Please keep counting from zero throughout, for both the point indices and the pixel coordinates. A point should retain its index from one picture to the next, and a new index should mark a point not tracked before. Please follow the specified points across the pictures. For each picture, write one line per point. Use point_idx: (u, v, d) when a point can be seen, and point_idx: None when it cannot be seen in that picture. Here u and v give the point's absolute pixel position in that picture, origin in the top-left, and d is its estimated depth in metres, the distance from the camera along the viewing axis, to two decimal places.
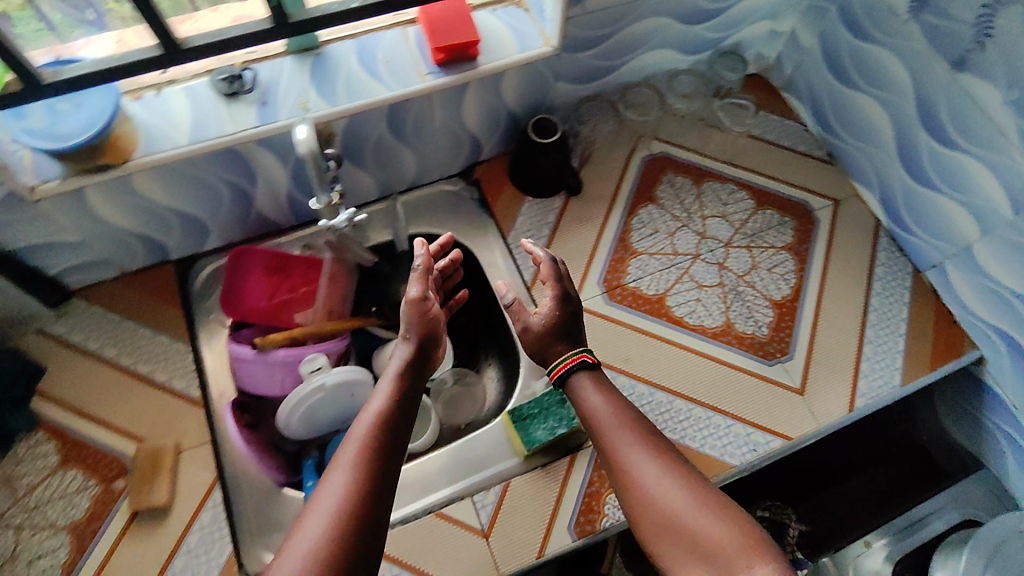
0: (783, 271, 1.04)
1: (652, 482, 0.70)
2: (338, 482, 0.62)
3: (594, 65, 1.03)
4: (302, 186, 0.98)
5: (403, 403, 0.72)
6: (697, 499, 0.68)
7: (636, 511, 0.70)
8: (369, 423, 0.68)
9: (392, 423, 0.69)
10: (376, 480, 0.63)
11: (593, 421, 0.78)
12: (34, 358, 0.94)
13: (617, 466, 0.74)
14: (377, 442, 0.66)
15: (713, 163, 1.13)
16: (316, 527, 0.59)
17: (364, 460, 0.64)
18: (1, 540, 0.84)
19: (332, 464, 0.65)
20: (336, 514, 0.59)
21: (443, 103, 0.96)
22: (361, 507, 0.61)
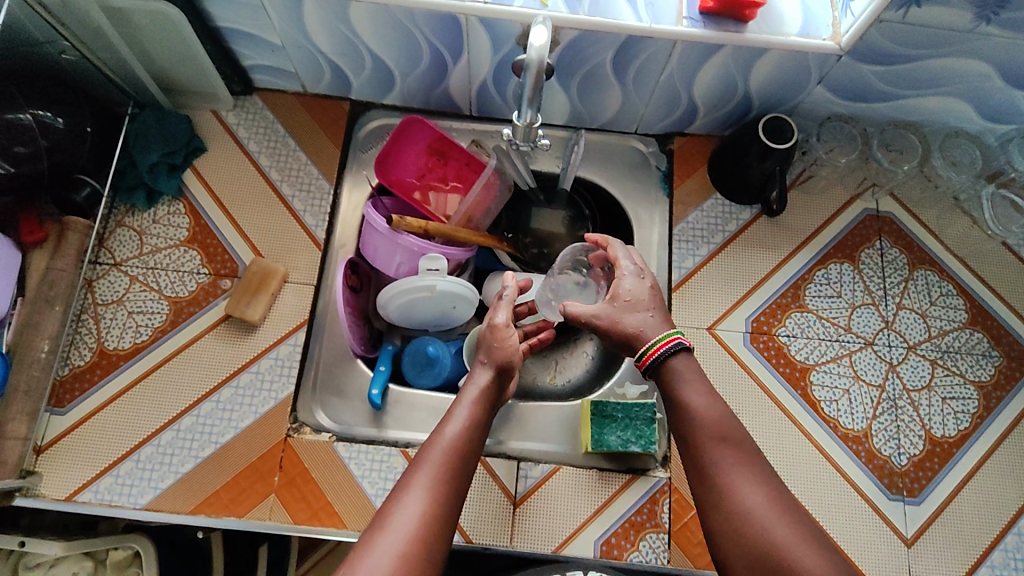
0: (959, 408, 0.87)
1: (753, 506, 0.63)
2: (412, 508, 0.61)
3: (872, 87, 0.83)
4: (498, 83, 0.91)
5: (476, 433, 0.71)
6: (797, 532, 0.61)
7: (726, 532, 0.64)
8: (444, 448, 0.67)
9: (462, 452, 0.68)
10: (445, 514, 0.62)
11: (687, 426, 0.71)
12: (202, 135, 0.97)
13: (710, 480, 0.67)
14: (447, 474, 0.65)
15: (942, 251, 0.94)
16: (390, 548, 0.58)
17: (433, 492, 0.63)
18: (117, 281, 0.90)
19: (405, 483, 0.64)
20: (409, 543, 0.58)
21: (683, 59, 0.81)
22: (431, 540, 0.60)
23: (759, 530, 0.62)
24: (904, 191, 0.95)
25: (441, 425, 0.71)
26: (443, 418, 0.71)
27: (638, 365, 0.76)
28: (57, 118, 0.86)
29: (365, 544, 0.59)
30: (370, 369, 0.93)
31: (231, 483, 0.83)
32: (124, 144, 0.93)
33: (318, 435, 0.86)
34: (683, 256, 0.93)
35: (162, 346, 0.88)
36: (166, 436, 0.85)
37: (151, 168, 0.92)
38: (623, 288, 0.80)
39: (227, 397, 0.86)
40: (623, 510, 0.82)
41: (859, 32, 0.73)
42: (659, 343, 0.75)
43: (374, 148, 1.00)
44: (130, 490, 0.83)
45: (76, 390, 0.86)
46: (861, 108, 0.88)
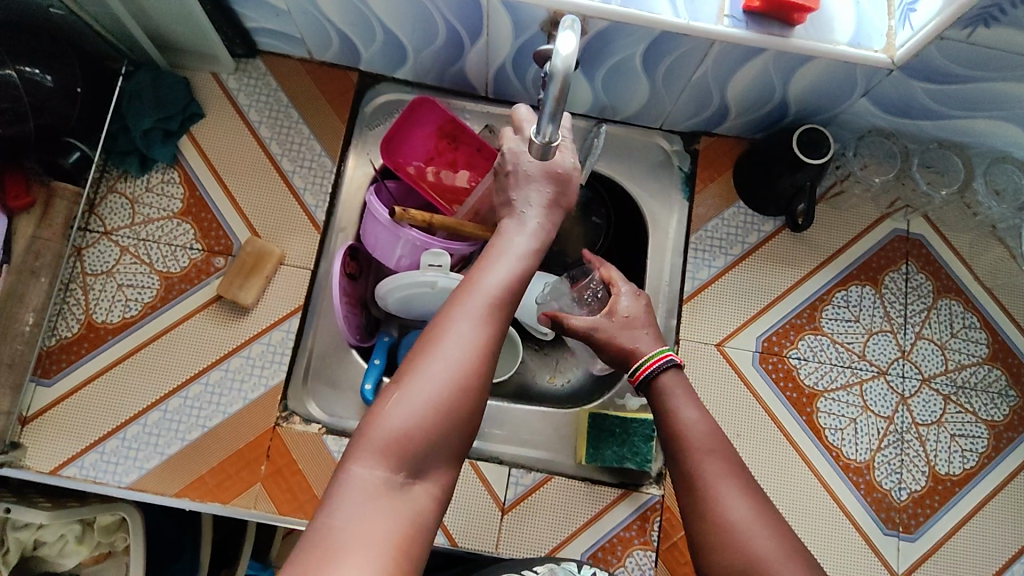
0: (967, 447, 0.84)
1: (734, 519, 0.58)
2: (465, 331, 0.54)
3: (920, 104, 0.77)
4: (518, 67, 0.85)
5: (530, 260, 0.63)
6: (781, 544, 0.56)
7: (707, 550, 0.58)
8: (499, 277, 0.59)
9: (517, 279, 0.60)
10: (496, 348, 0.56)
11: (671, 437, 0.66)
12: (200, 99, 0.91)
13: (695, 491, 0.61)
14: (503, 299, 0.57)
15: (970, 280, 0.89)
16: (438, 375, 0.52)
17: (488, 317, 0.56)
18: (107, 251, 0.87)
19: (458, 302, 0.56)
20: (460, 370, 0.53)
21: (719, 59, 0.75)
22: (485, 367, 0.54)
23: (737, 548, 0.56)
24: (938, 214, 0.90)
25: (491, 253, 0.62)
26: (494, 243, 0.63)
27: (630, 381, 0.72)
28: (45, 75, 0.79)
29: (411, 366, 0.53)
30: (365, 361, 0.91)
31: (217, 469, 0.81)
32: (117, 105, 0.87)
33: (308, 426, 0.84)
34: (697, 266, 0.89)
35: (151, 323, 0.85)
36: (152, 416, 0.83)
37: (145, 134, 0.87)
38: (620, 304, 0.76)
39: (216, 379, 0.84)
40: (611, 525, 0.81)
41: (918, 47, 0.68)
42: (650, 359, 0.71)
43: (381, 126, 0.95)
44: (115, 468, 0.81)
45: (63, 361, 0.83)
46: (905, 124, 0.82)
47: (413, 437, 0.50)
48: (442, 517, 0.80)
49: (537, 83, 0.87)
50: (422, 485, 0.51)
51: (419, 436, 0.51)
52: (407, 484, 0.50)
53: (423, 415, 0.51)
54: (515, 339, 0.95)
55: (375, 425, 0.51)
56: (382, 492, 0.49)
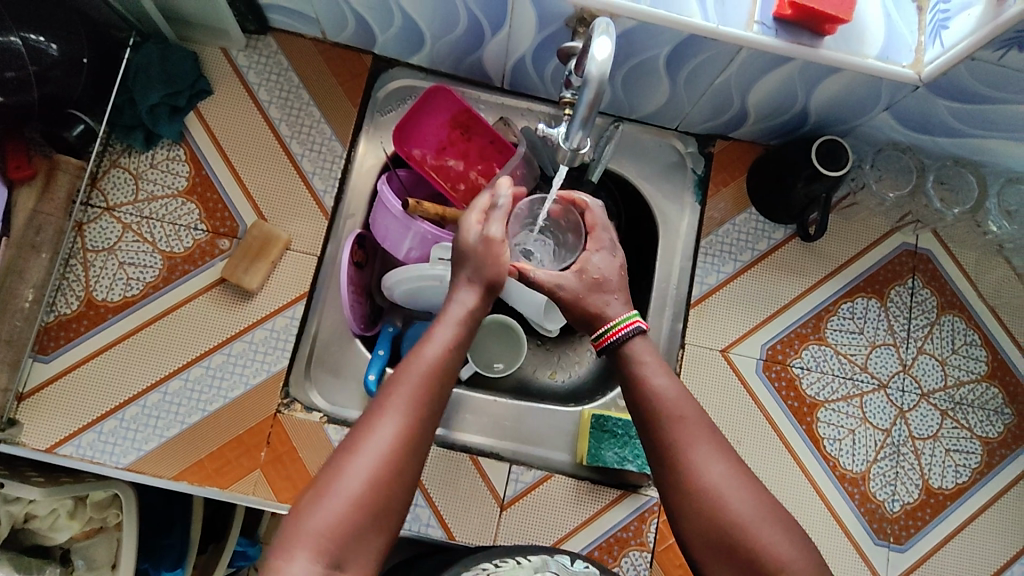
0: (960, 461, 0.86)
1: (718, 485, 0.58)
2: (386, 431, 0.56)
3: (941, 121, 0.77)
4: (537, 60, 0.83)
5: (457, 353, 0.65)
6: (757, 505, 0.58)
7: (686, 513, 0.59)
8: (425, 368, 0.61)
9: (443, 374, 0.62)
10: (420, 441, 0.58)
11: (647, 406, 0.65)
12: (208, 74, 0.89)
13: (676, 458, 0.61)
14: (427, 397, 0.60)
15: (973, 297, 0.90)
16: (358, 476, 0.54)
17: (412, 414, 0.58)
18: (108, 227, 0.85)
19: (378, 405, 0.58)
20: (377, 472, 0.55)
21: (743, 65, 0.74)
22: (405, 464, 0.56)
23: (722, 510, 0.57)
24: (947, 231, 0.90)
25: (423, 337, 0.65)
26: (424, 337, 0.65)
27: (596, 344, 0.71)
28: (50, 44, 0.78)
29: (335, 466, 0.55)
30: (368, 350, 0.90)
31: (216, 454, 0.81)
32: (124, 78, 0.85)
33: (310, 415, 0.84)
34: (707, 270, 0.89)
35: (153, 303, 0.84)
36: (152, 398, 0.82)
37: (152, 109, 0.85)
38: (592, 263, 0.75)
39: (218, 363, 0.83)
40: (609, 526, 0.82)
41: (945, 67, 0.68)
42: (615, 327, 0.70)
43: (394, 111, 0.93)
44: (113, 449, 0.80)
45: (61, 339, 0.82)
46: (923, 139, 0.82)
47: (336, 534, 0.52)
48: (441, 511, 0.80)
49: (555, 77, 0.86)
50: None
51: (340, 532, 0.52)
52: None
53: (343, 514, 0.52)
54: (520, 333, 0.94)
55: (301, 520, 0.52)
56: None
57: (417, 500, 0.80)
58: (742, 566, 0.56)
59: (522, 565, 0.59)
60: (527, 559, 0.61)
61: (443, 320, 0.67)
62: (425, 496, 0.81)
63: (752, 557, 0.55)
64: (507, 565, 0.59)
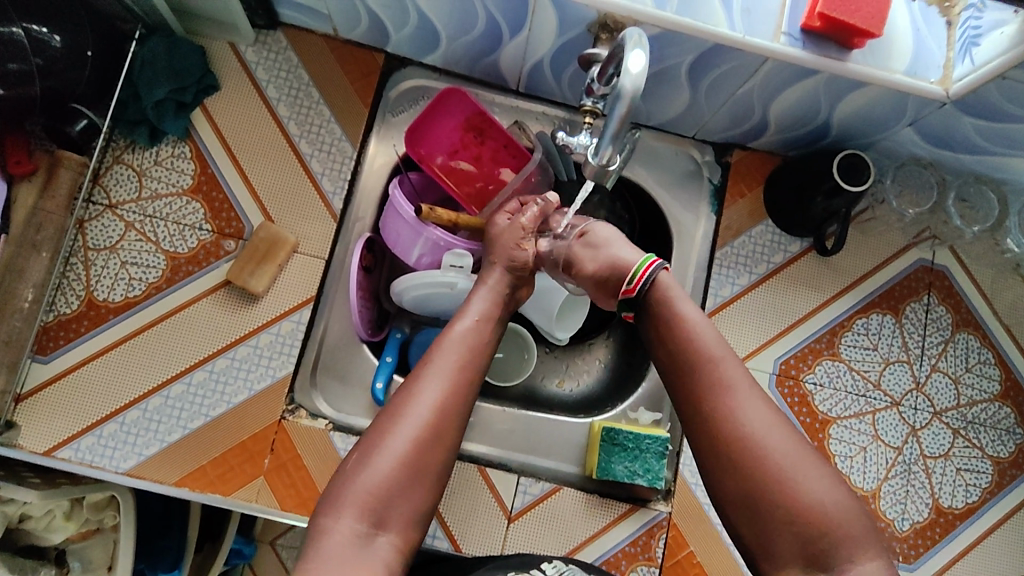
0: (971, 481, 0.85)
1: (754, 434, 0.58)
2: (428, 395, 0.60)
3: (965, 137, 0.76)
4: (555, 65, 0.81)
5: (489, 324, 0.69)
6: (799, 456, 0.57)
7: (718, 464, 0.59)
8: (460, 339, 0.65)
9: (478, 346, 0.66)
10: (460, 404, 0.61)
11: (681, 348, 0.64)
12: (215, 70, 0.87)
13: (706, 406, 0.60)
14: (466, 366, 0.63)
15: (988, 315, 0.89)
16: (402, 438, 0.57)
17: (452, 379, 0.61)
18: (110, 225, 0.83)
19: (420, 370, 0.62)
20: (422, 433, 0.58)
21: (767, 76, 0.73)
22: (446, 427, 0.59)
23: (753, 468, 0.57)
24: (964, 248, 0.89)
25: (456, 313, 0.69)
26: (457, 311, 0.69)
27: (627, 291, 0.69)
28: (53, 35, 0.75)
29: (381, 427, 0.58)
30: (375, 356, 0.88)
31: (218, 460, 0.79)
32: (129, 72, 0.82)
33: (315, 421, 0.82)
34: (721, 282, 0.88)
35: (156, 304, 0.82)
36: (153, 402, 0.80)
37: (157, 105, 0.83)
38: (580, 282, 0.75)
39: (221, 367, 0.81)
40: (617, 540, 0.81)
41: (975, 85, 0.66)
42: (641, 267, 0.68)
43: (405, 112, 0.91)
44: (112, 454, 0.78)
45: (60, 339, 0.80)
46: (944, 155, 0.81)
47: (379, 494, 0.55)
48: (448, 523, 0.79)
49: (573, 82, 0.84)
50: (387, 537, 0.55)
51: (383, 492, 0.55)
52: (373, 535, 0.54)
53: (388, 474, 0.55)
54: (530, 342, 0.93)
55: (349, 480, 0.55)
56: (353, 543, 0.53)
57: None
58: (773, 526, 0.55)
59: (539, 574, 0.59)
60: (542, 569, 0.60)
61: (475, 297, 0.71)
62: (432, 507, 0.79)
63: (789, 513, 0.55)
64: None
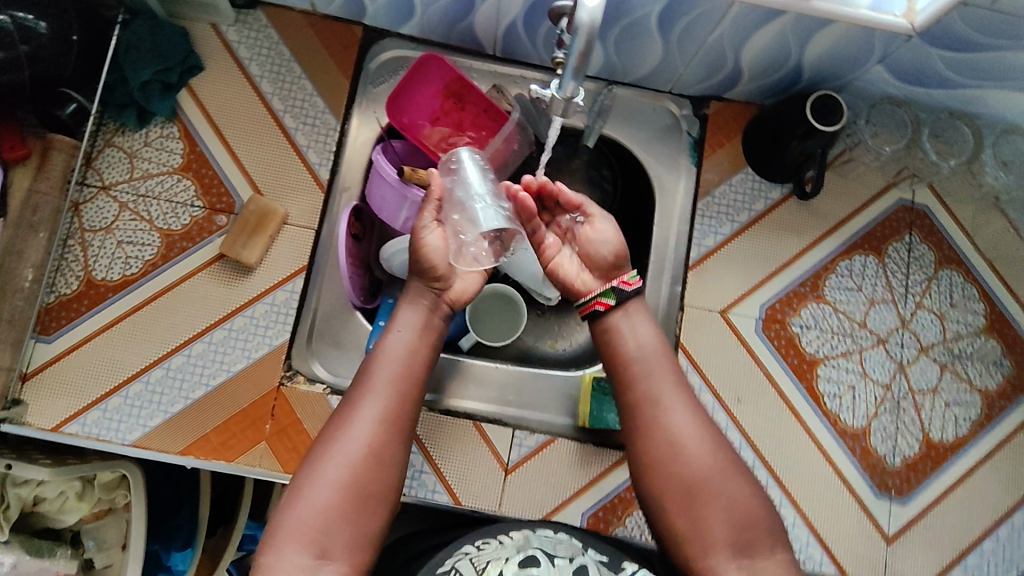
0: (960, 414, 0.86)
1: (687, 439, 0.65)
2: (358, 428, 0.62)
3: (935, 71, 0.78)
4: (529, 24, 0.83)
5: (421, 345, 0.71)
6: (728, 464, 0.64)
7: (664, 462, 0.65)
8: (391, 360, 0.68)
9: (409, 366, 0.68)
10: (393, 424, 0.64)
11: (633, 366, 0.71)
12: (198, 51, 0.89)
13: (659, 411, 0.67)
14: (397, 392, 0.66)
15: (971, 251, 0.90)
16: (335, 471, 0.60)
17: (382, 408, 0.64)
18: (104, 207, 0.85)
19: (350, 403, 0.65)
20: (356, 460, 0.61)
21: (736, 21, 0.74)
22: (380, 449, 0.62)
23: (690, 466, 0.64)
24: (943, 184, 0.91)
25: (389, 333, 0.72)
26: (388, 330, 0.72)
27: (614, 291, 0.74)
28: (39, 22, 0.79)
29: (315, 460, 0.61)
30: (368, 322, 0.90)
31: (221, 428, 0.81)
32: (114, 56, 0.85)
33: (312, 386, 0.84)
34: (704, 233, 0.89)
35: (153, 280, 0.84)
36: (155, 374, 0.82)
37: (143, 86, 0.85)
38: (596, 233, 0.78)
39: (219, 338, 0.83)
40: (613, 486, 0.82)
41: (938, 15, 0.68)
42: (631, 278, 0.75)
43: (386, 82, 0.92)
44: (118, 426, 0.81)
45: (63, 318, 0.82)
46: (916, 92, 0.83)
47: (320, 525, 0.57)
48: (447, 476, 0.81)
49: (548, 41, 0.86)
50: (335, 565, 0.57)
51: (323, 523, 0.58)
52: (318, 564, 0.56)
53: (323, 507, 0.58)
54: (519, 304, 0.95)
55: (285, 514, 0.58)
56: (299, 573, 0.55)
57: (422, 467, 0.81)
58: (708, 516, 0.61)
59: (505, 543, 0.59)
60: (509, 535, 0.60)
61: (407, 312, 0.73)
62: (431, 463, 0.81)
63: (722, 508, 0.61)
64: (491, 544, 0.59)
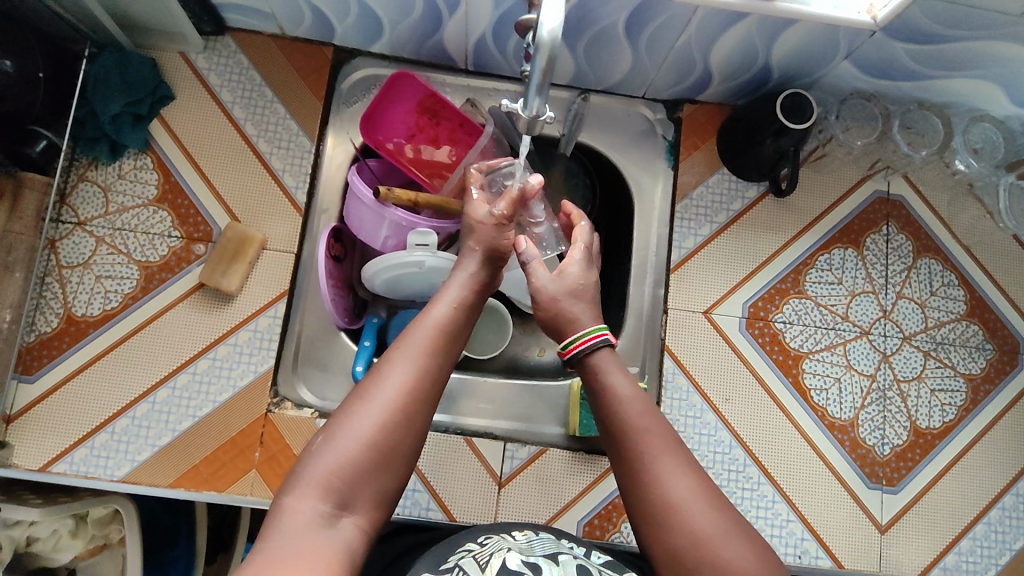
0: (946, 401, 0.87)
1: (677, 497, 0.56)
2: (397, 378, 0.58)
3: (901, 64, 0.78)
4: (498, 38, 0.84)
5: (464, 317, 0.66)
6: (727, 523, 0.55)
7: (649, 530, 0.57)
8: (435, 323, 0.63)
9: (452, 334, 0.64)
10: (431, 388, 0.59)
11: (612, 419, 0.63)
12: (168, 80, 0.88)
13: (637, 473, 0.59)
14: (435, 358, 0.61)
15: (948, 238, 0.91)
16: (366, 421, 0.55)
17: (422, 365, 0.59)
18: (81, 242, 0.84)
19: (388, 355, 0.60)
20: (389, 413, 0.56)
21: (702, 26, 0.75)
22: (414, 408, 0.57)
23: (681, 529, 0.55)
24: (917, 174, 0.92)
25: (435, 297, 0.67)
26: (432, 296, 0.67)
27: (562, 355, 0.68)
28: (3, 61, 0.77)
29: (347, 408, 0.57)
30: (353, 342, 0.90)
31: (209, 458, 0.81)
32: (83, 90, 0.84)
33: (300, 411, 0.84)
34: (684, 235, 0.89)
35: (134, 313, 0.83)
36: (141, 408, 0.81)
37: (114, 119, 0.84)
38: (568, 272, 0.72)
39: (204, 368, 0.83)
40: (607, 493, 0.82)
41: (899, 10, 0.68)
42: (583, 337, 0.67)
43: (359, 102, 0.92)
44: (106, 463, 0.80)
45: (44, 357, 0.81)
46: (884, 86, 0.84)
47: (343, 476, 0.53)
48: (440, 494, 0.81)
49: (518, 54, 0.86)
50: (352, 518, 0.53)
51: (347, 474, 0.53)
52: (336, 516, 0.52)
53: (352, 454, 0.54)
54: (505, 317, 0.95)
55: (310, 461, 0.54)
56: (314, 525, 0.51)
57: (415, 486, 0.81)
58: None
59: (509, 539, 0.57)
60: (514, 535, 0.58)
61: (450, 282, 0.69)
62: (423, 481, 0.81)
63: None
64: (493, 539, 0.56)
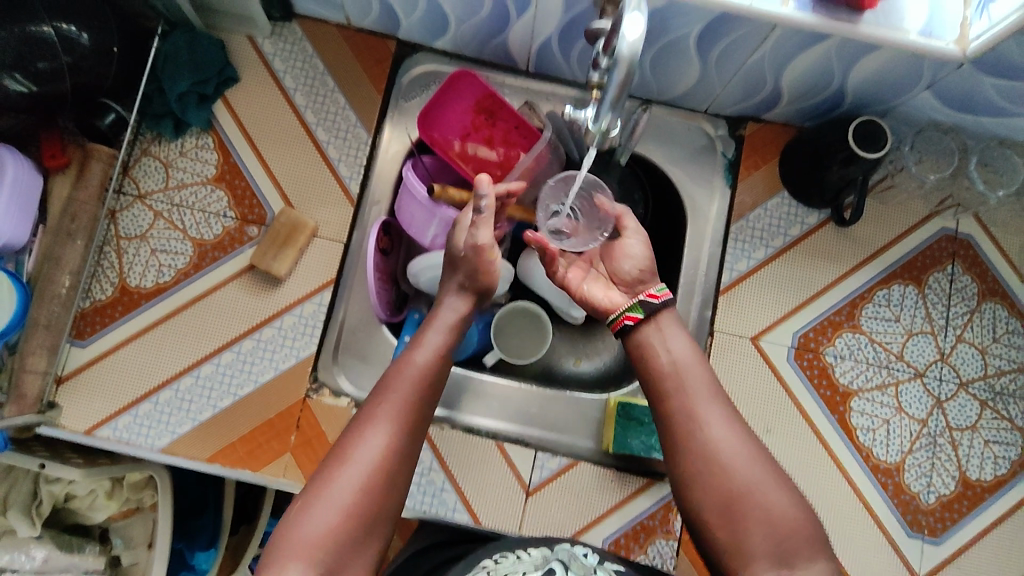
0: (1000, 453, 0.83)
1: (726, 448, 0.61)
2: (375, 441, 0.60)
3: (986, 99, 0.74)
4: (564, 42, 0.82)
5: (444, 364, 0.68)
6: (767, 472, 0.60)
7: (696, 479, 0.61)
8: (413, 375, 0.65)
9: (430, 384, 0.66)
10: (407, 446, 0.61)
11: (664, 373, 0.67)
12: (235, 63, 0.90)
13: (685, 426, 0.64)
14: (410, 414, 0.62)
15: (1017, 284, 0.87)
16: (348, 486, 0.57)
17: (398, 425, 0.61)
18: (138, 215, 0.86)
19: (365, 417, 0.61)
20: (369, 479, 0.58)
21: (777, 44, 0.72)
22: (393, 471, 0.59)
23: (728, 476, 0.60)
24: (989, 214, 0.87)
25: (414, 344, 0.69)
26: (411, 345, 0.69)
27: (650, 296, 0.72)
28: (81, 34, 0.78)
29: (326, 473, 0.58)
30: (394, 336, 0.91)
31: (246, 438, 0.82)
32: (153, 67, 0.86)
33: (337, 400, 0.84)
34: (737, 256, 0.87)
35: (185, 289, 0.85)
36: (184, 382, 0.83)
37: (179, 98, 0.86)
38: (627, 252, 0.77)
39: (247, 349, 0.84)
40: (636, 512, 0.81)
41: (992, 43, 0.65)
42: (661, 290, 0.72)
43: (419, 97, 0.93)
44: (148, 432, 0.82)
45: (97, 324, 0.84)
46: (965, 120, 0.80)
47: (329, 541, 0.55)
48: (468, 496, 0.81)
49: (582, 60, 0.85)
50: None
51: (332, 541, 0.55)
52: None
53: (336, 520, 0.56)
54: (547, 323, 0.94)
55: (293, 528, 0.55)
56: None
57: (444, 485, 0.81)
58: (751, 527, 0.58)
59: (523, 559, 0.56)
60: (528, 551, 0.57)
61: (431, 329, 0.71)
62: (452, 482, 0.81)
63: (761, 519, 0.58)
64: (508, 558, 0.56)
